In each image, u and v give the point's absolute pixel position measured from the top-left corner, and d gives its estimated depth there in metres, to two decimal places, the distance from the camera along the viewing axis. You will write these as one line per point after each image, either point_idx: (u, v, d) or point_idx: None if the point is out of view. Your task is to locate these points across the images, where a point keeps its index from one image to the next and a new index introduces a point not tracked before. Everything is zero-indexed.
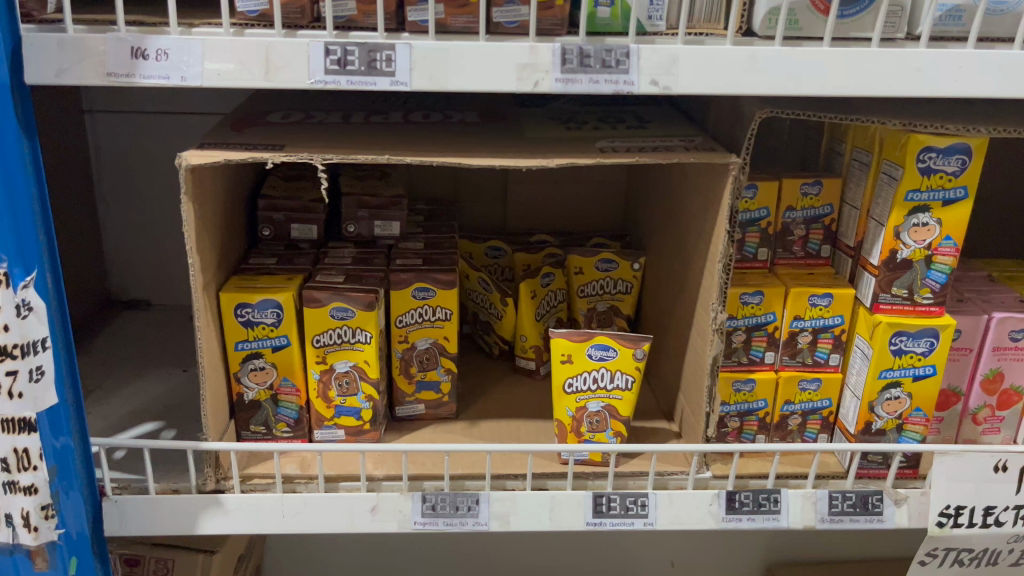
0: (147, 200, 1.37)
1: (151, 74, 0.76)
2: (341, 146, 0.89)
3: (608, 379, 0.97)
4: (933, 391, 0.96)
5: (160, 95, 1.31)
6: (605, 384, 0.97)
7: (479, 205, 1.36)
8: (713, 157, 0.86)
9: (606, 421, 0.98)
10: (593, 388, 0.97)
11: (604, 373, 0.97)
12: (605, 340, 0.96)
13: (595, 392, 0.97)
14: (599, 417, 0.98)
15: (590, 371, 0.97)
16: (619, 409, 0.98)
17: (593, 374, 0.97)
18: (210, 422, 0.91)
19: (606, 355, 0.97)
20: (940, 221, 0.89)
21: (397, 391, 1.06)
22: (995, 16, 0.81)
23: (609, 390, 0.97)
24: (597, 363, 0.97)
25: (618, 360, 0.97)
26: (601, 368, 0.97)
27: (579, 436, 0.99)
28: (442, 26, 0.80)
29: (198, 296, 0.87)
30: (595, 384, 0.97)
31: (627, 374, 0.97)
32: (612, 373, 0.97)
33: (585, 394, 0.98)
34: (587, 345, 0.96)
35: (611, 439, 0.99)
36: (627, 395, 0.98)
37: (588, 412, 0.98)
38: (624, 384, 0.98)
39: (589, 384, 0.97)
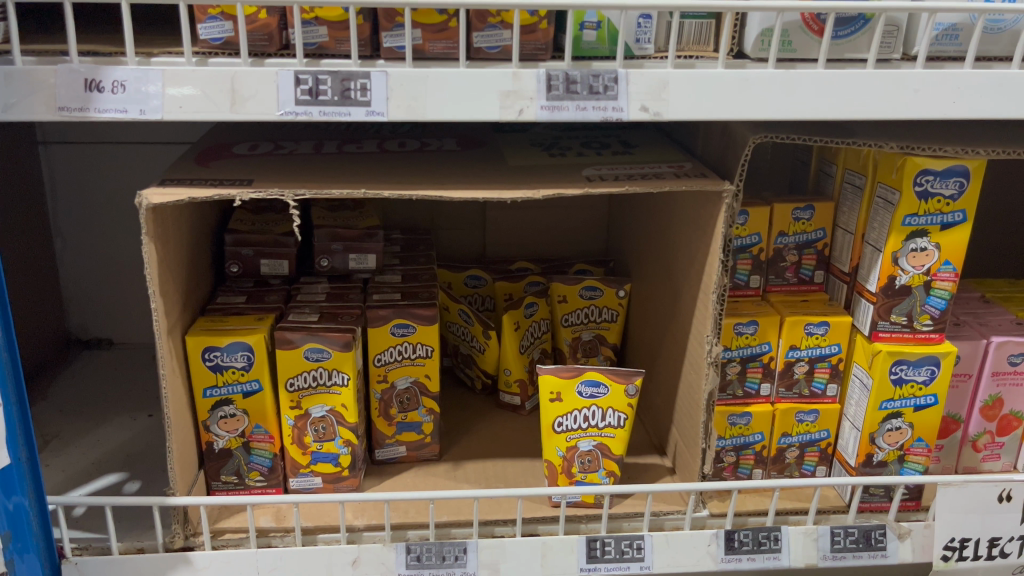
0: (107, 235, 1.30)
1: (107, 108, 0.71)
2: (314, 179, 0.84)
3: (599, 417, 0.93)
4: (934, 421, 0.93)
5: (119, 125, 1.25)
6: (596, 422, 0.93)
7: (457, 233, 1.31)
8: (705, 184, 0.83)
9: (598, 460, 0.94)
10: (585, 426, 0.93)
11: (595, 411, 0.93)
12: (595, 375, 0.92)
13: (586, 431, 0.93)
14: (591, 456, 0.94)
15: (580, 409, 0.93)
16: (611, 447, 0.94)
17: (583, 412, 0.93)
18: (177, 476, 0.85)
19: (596, 392, 0.92)
20: (938, 246, 0.86)
21: (376, 433, 1.00)
22: (993, 34, 0.78)
23: (601, 428, 0.93)
24: (587, 401, 0.93)
25: (610, 397, 0.93)
26: (593, 405, 0.93)
27: (570, 477, 0.94)
28: (420, 52, 0.75)
29: (163, 342, 0.81)
30: (586, 423, 0.93)
31: (619, 412, 0.93)
32: (603, 411, 0.93)
33: (576, 432, 0.93)
34: (576, 382, 0.92)
35: (604, 479, 0.94)
36: (619, 433, 0.94)
37: (579, 451, 0.94)
38: (616, 421, 0.94)
39: (579, 422, 0.93)
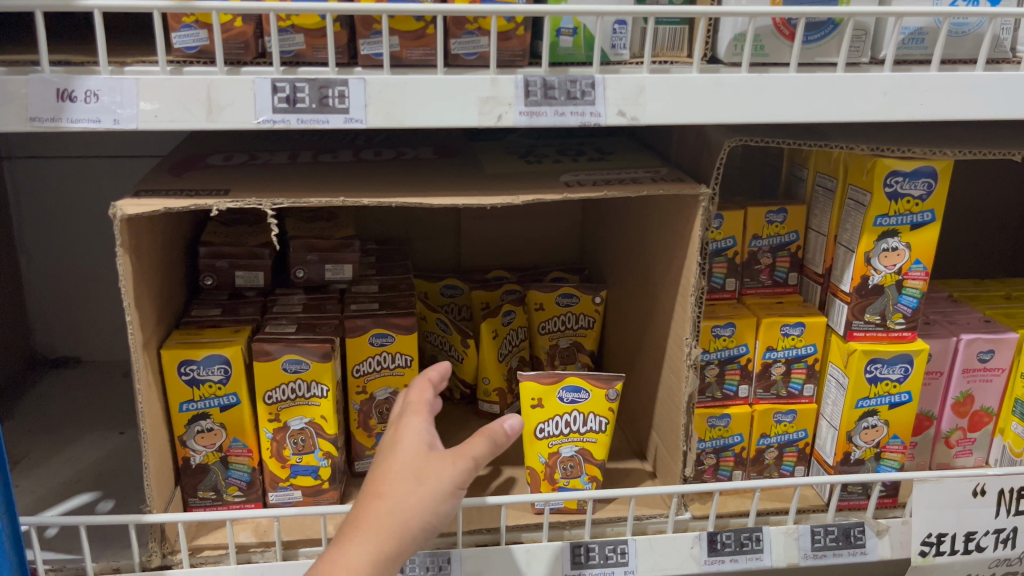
0: (74, 251, 1.28)
1: (80, 118, 0.69)
2: (291, 188, 0.83)
3: (580, 422, 0.93)
4: (909, 418, 0.94)
5: (85, 138, 1.23)
6: (578, 427, 0.93)
7: (432, 243, 1.31)
8: (682, 188, 0.84)
9: (581, 466, 0.94)
10: (566, 432, 0.93)
11: (577, 416, 0.93)
12: (576, 381, 0.92)
13: (568, 436, 0.93)
14: (573, 462, 0.94)
15: (562, 415, 0.93)
16: (593, 452, 0.94)
17: (564, 418, 0.93)
18: (154, 492, 0.83)
19: (578, 397, 0.92)
20: (909, 245, 0.88)
21: (356, 444, 1.00)
22: (957, 37, 0.81)
23: (583, 433, 0.93)
24: (568, 406, 0.93)
25: (591, 402, 0.93)
26: (574, 411, 0.93)
27: (553, 483, 0.94)
28: (397, 59, 0.76)
29: (138, 355, 0.80)
30: (568, 428, 0.93)
31: (600, 417, 0.93)
32: (585, 416, 0.93)
33: (558, 438, 0.93)
34: (557, 388, 0.92)
35: (587, 484, 0.94)
36: (601, 438, 0.94)
37: (561, 458, 0.93)
38: (598, 427, 0.94)
39: (561, 428, 0.93)
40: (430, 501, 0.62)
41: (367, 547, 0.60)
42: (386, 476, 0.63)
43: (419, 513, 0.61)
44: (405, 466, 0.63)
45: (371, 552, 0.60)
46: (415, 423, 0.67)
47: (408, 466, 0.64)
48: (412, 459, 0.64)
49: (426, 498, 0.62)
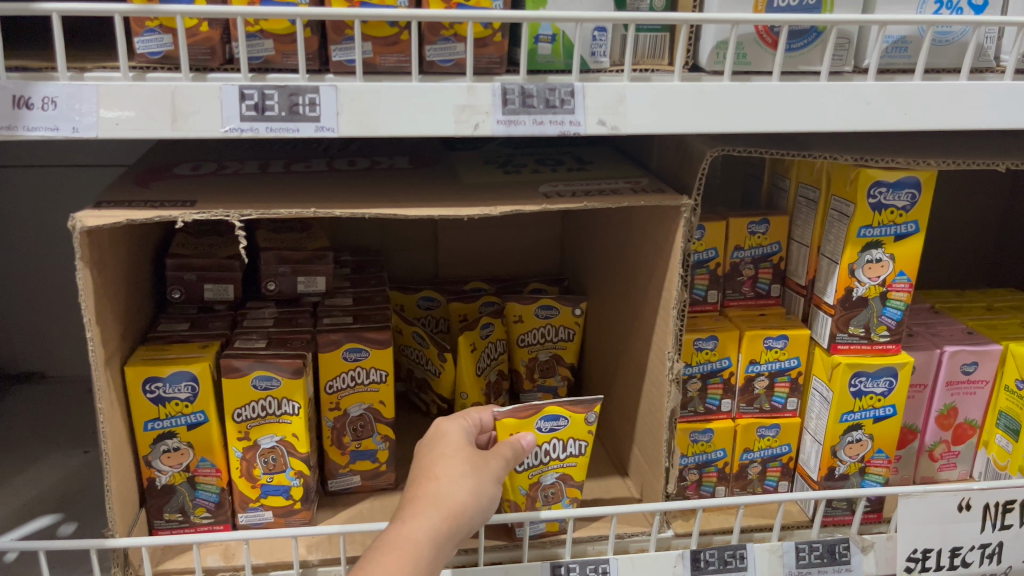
0: (37, 263, 1.24)
1: (37, 125, 0.66)
2: (261, 199, 0.80)
3: (560, 449, 0.91)
4: (893, 432, 0.93)
5: (48, 146, 1.19)
6: (558, 454, 0.91)
7: (408, 254, 1.29)
8: (663, 198, 0.82)
9: (561, 491, 0.92)
10: (547, 461, 0.91)
11: (556, 445, 0.91)
12: (555, 411, 0.89)
13: (548, 464, 0.91)
14: (554, 489, 0.92)
15: (543, 445, 0.90)
16: (573, 476, 0.92)
17: (545, 447, 0.90)
18: (117, 515, 0.79)
19: (557, 426, 0.90)
20: (893, 257, 0.87)
21: (329, 463, 0.96)
22: (940, 46, 0.80)
23: (564, 459, 0.91)
24: (548, 435, 0.90)
25: (570, 429, 0.91)
26: (553, 439, 0.90)
27: (533, 510, 0.92)
28: (370, 66, 0.73)
29: (100, 373, 0.76)
30: (548, 457, 0.91)
31: (579, 441, 0.92)
32: (564, 442, 0.91)
33: (538, 469, 0.91)
34: (536, 419, 0.88)
35: (567, 506, 0.93)
36: (580, 462, 0.92)
37: (543, 486, 0.91)
38: (576, 451, 0.92)
39: (541, 458, 0.90)
40: (489, 484, 0.69)
41: (439, 518, 0.63)
42: (443, 459, 0.70)
43: (482, 493, 0.67)
44: (461, 452, 0.70)
45: (444, 523, 0.64)
46: (463, 419, 0.77)
47: (462, 455, 0.70)
48: (465, 447, 0.72)
49: (479, 480, 0.68)
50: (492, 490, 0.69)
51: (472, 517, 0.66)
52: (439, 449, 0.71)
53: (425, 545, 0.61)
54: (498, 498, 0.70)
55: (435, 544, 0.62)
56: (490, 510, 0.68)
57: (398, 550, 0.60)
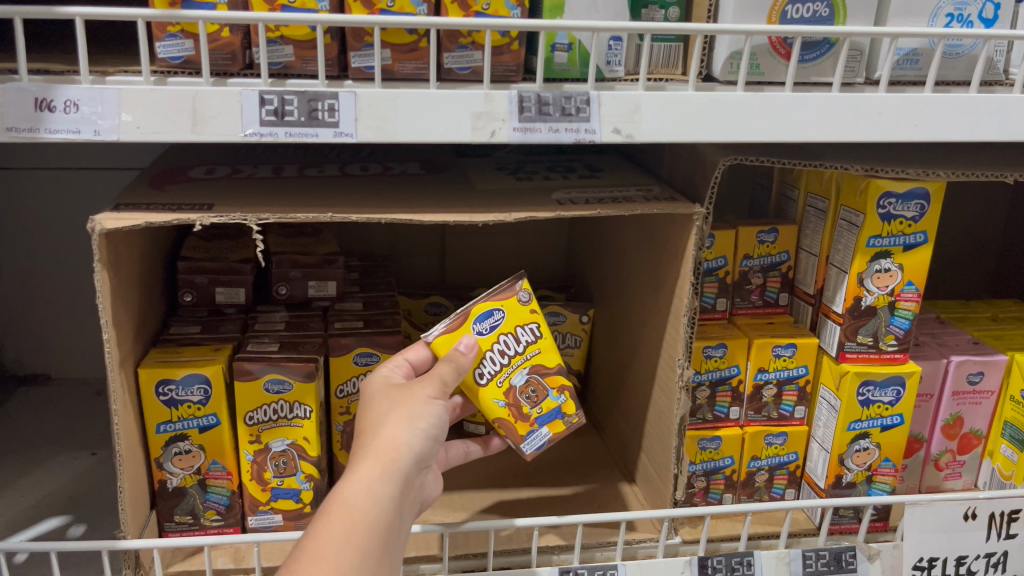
0: (46, 266, 1.24)
1: (59, 128, 0.67)
2: (276, 203, 0.81)
3: (514, 343, 0.81)
4: (900, 441, 0.93)
5: (59, 149, 1.20)
6: (516, 349, 0.81)
7: (416, 260, 1.29)
8: (675, 207, 0.82)
9: (542, 385, 0.82)
10: (507, 361, 0.80)
11: (508, 340, 0.80)
12: (484, 306, 0.79)
13: (512, 364, 0.81)
14: (533, 387, 0.82)
15: (494, 346, 0.80)
16: (545, 363, 0.82)
17: (497, 351, 0.80)
18: (129, 517, 0.80)
19: (495, 322, 0.80)
20: (901, 266, 0.88)
21: (339, 467, 0.97)
22: (951, 59, 0.81)
23: (522, 353, 0.81)
24: (493, 337, 0.80)
25: (511, 318, 0.81)
26: (500, 337, 0.80)
27: (527, 420, 0.81)
28: (389, 72, 0.74)
29: (115, 374, 0.77)
30: (506, 356, 0.80)
31: (528, 325, 0.82)
32: (513, 335, 0.81)
33: (504, 373, 0.80)
34: (469, 323, 0.79)
35: (559, 398, 0.83)
36: (543, 344, 0.82)
37: (518, 389, 0.81)
38: (531, 336, 0.82)
39: (500, 360, 0.80)
40: (415, 413, 0.67)
41: (368, 466, 0.61)
42: (366, 421, 0.68)
43: (410, 427, 0.65)
44: (379, 399, 0.69)
45: (376, 468, 0.61)
46: (386, 363, 0.75)
47: (380, 403, 0.69)
48: (385, 392, 0.70)
49: (399, 413, 0.67)
50: (421, 415, 0.67)
51: (406, 453, 0.63)
52: (363, 414, 0.69)
53: (361, 493, 0.59)
54: (432, 422, 0.67)
55: (373, 488, 0.59)
56: (427, 438, 0.66)
57: (334, 510, 0.57)
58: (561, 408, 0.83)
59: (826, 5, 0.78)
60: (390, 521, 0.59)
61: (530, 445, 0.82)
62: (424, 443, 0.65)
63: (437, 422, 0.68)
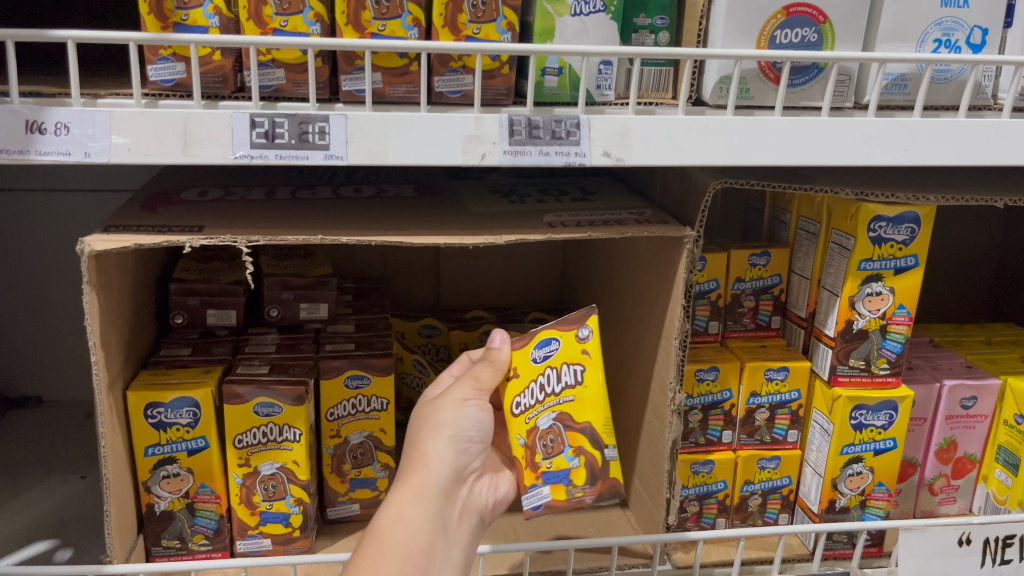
0: (39, 288, 1.24)
1: (49, 150, 0.67)
2: (266, 225, 0.81)
3: (555, 380, 0.77)
4: (894, 465, 0.93)
5: (51, 170, 1.20)
6: (553, 388, 0.76)
7: (410, 282, 1.29)
8: (666, 229, 0.82)
9: (563, 438, 0.75)
10: (541, 398, 0.76)
11: (551, 374, 0.77)
12: (545, 333, 0.78)
13: (544, 403, 0.76)
14: (553, 435, 0.75)
15: (537, 378, 0.77)
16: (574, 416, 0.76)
17: (537, 382, 0.77)
18: (115, 541, 0.78)
19: (548, 351, 0.77)
20: (892, 290, 0.88)
21: (329, 490, 0.96)
22: (939, 84, 0.81)
23: (558, 394, 0.76)
24: (540, 367, 0.77)
25: (563, 351, 0.77)
26: (546, 369, 0.77)
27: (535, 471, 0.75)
28: (380, 95, 0.75)
29: (103, 397, 0.76)
30: (543, 392, 0.77)
31: (573, 365, 0.77)
32: (557, 371, 0.77)
33: (534, 410, 0.76)
34: (530, 347, 0.78)
35: (571, 460, 0.75)
36: (582, 391, 0.76)
37: (541, 432, 0.76)
38: (572, 380, 0.77)
39: (536, 396, 0.77)
40: (443, 421, 0.72)
41: (399, 494, 0.67)
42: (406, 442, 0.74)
43: (439, 438, 0.71)
44: (419, 418, 0.75)
45: (403, 493, 0.67)
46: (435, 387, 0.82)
47: (420, 420, 0.74)
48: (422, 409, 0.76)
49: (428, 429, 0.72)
50: (453, 427, 0.71)
51: (435, 470, 0.69)
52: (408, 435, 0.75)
53: (390, 523, 0.65)
54: (465, 426, 0.72)
55: (405, 513, 0.66)
56: (459, 444, 0.71)
57: (368, 543, 0.64)
58: (569, 472, 0.75)
59: (814, 30, 0.78)
60: (427, 536, 0.65)
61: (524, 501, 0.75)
62: (454, 451, 0.71)
63: (473, 424, 0.72)
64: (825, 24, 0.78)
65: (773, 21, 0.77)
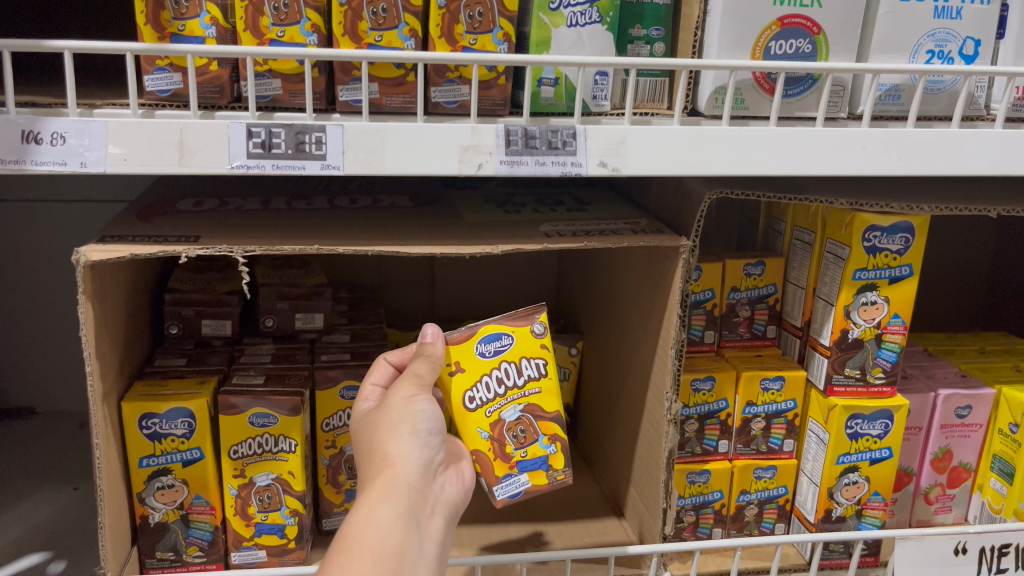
0: (32, 299, 1.23)
1: (45, 160, 0.67)
2: (262, 235, 0.81)
3: (515, 374, 0.80)
4: (890, 474, 0.93)
5: (46, 181, 1.19)
6: (516, 381, 0.80)
7: (405, 292, 1.29)
8: (662, 239, 0.82)
9: (534, 427, 0.80)
10: (502, 392, 0.79)
11: (509, 368, 0.80)
12: (493, 328, 0.80)
13: (506, 397, 0.79)
14: (523, 426, 0.80)
15: (491, 372, 0.79)
16: (542, 406, 0.81)
17: (494, 375, 0.79)
18: (109, 553, 0.78)
19: (500, 346, 0.80)
20: (887, 299, 0.88)
21: (324, 501, 0.96)
22: (933, 95, 0.82)
23: (522, 386, 0.80)
24: (494, 360, 0.79)
25: (518, 346, 0.80)
26: (503, 362, 0.80)
27: (507, 460, 0.79)
28: (376, 106, 0.75)
29: (97, 408, 0.76)
30: (502, 386, 0.79)
31: (535, 360, 0.81)
32: (517, 365, 0.80)
33: (496, 404, 0.79)
34: (474, 342, 0.79)
35: (548, 447, 0.81)
36: (544, 385, 0.81)
37: (505, 425, 0.79)
38: (534, 373, 0.81)
39: (494, 390, 0.79)
40: (398, 419, 0.68)
41: (365, 499, 0.63)
42: (362, 451, 0.70)
43: (397, 437, 0.67)
44: (367, 420, 0.72)
45: (370, 497, 0.63)
46: (358, 397, 0.78)
47: (369, 422, 0.71)
48: (368, 414, 0.73)
49: (382, 431, 0.69)
50: (409, 422, 0.68)
51: (401, 469, 0.65)
52: (358, 444, 0.71)
53: (361, 527, 0.61)
54: (421, 419, 0.69)
55: (373, 515, 0.62)
56: (419, 438, 0.68)
57: (338, 550, 0.60)
58: (547, 458, 0.80)
59: (809, 41, 0.79)
60: (398, 535, 0.61)
61: (503, 491, 0.79)
62: (415, 446, 0.68)
63: (428, 416, 0.69)
64: (819, 35, 0.79)
65: (768, 33, 0.78)
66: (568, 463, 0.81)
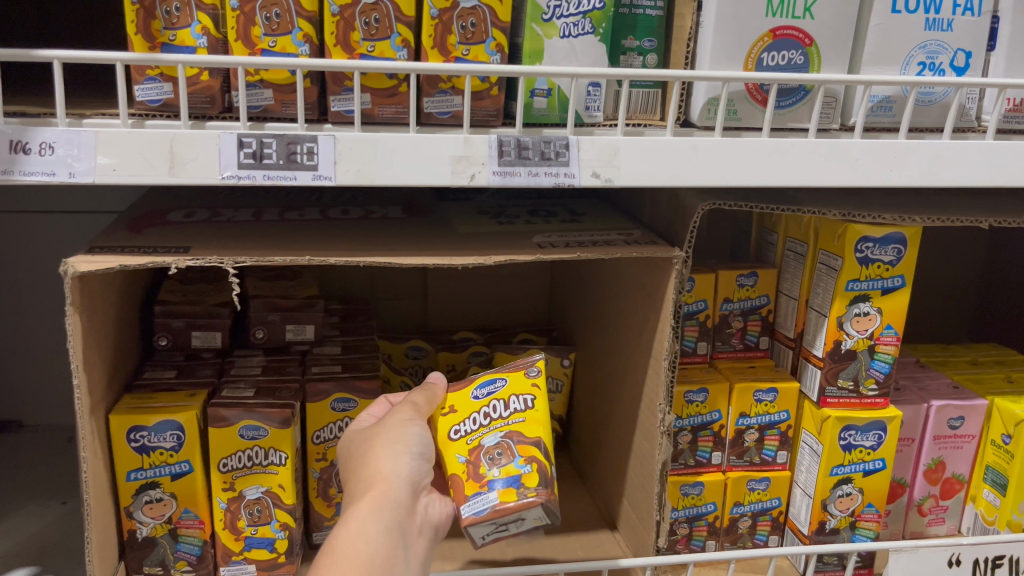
0: (20, 310, 1.22)
1: (34, 170, 0.66)
2: (252, 246, 0.80)
3: (502, 409, 0.78)
4: (883, 486, 0.93)
5: (36, 191, 1.18)
6: (501, 414, 0.78)
7: (397, 303, 1.28)
8: (655, 251, 0.82)
9: (511, 450, 0.75)
10: (486, 424, 0.78)
11: (497, 404, 0.79)
12: (489, 376, 0.81)
13: (489, 427, 0.77)
14: (501, 449, 0.75)
15: (481, 411, 0.79)
16: (523, 433, 0.76)
17: (482, 413, 0.79)
18: (96, 568, 0.77)
19: (494, 388, 0.80)
20: (880, 310, 0.88)
21: (314, 515, 0.95)
22: (924, 106, 0.82)
23: (506, 417, 0.78)
24: (484, 400, 0.80)
25: (509, 387, 0.80)
26: (492, 401, 0.79)
27: (478, 480, 0.74)
28: (369, 116, 0.74)
29: (85, 421, 0.75)
30: (488, 419, 0.78)
31: (524, 395, 0.79)
32: (506, 400, 0.79)
33: (478, 433, 0.77)
34: (471, 389, 0.81)
35: (522, 467, 0.73)
36: (530, 414, 0.77)
37: (483, 450, 0.76)
38: (522, 407, 0.78)
39: (480, 422, 0.78)
40: (392, 439, 0.69)
41: (356, 511, 0.64)
42: (352, 464, 0.71)
43: (391, 454, 0.68)
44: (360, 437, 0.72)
45: (361, 510, 0.64)
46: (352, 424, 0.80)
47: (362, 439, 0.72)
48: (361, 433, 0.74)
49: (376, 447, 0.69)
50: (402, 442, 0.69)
51: (393, 486, 0.66)
52: (348, 459, 0.72)
53: (351, 539, 0.61)
54: (414, 441, 0.70)
55: (363, 528, 0.62)
56: (413, 458, 0.69)
57: (327, 559, 0.60)
58: (520, 477, 0.73)
59: (801, 53, 0.79)
60: (387, 551, 0.61)
61: (469, 508, 0.72)
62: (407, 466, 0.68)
63: (421, 439, 0.70)
64: (810, 46, 0.79)
65: (760, 44, 0.78)
66: (544, 486, 0.73)
